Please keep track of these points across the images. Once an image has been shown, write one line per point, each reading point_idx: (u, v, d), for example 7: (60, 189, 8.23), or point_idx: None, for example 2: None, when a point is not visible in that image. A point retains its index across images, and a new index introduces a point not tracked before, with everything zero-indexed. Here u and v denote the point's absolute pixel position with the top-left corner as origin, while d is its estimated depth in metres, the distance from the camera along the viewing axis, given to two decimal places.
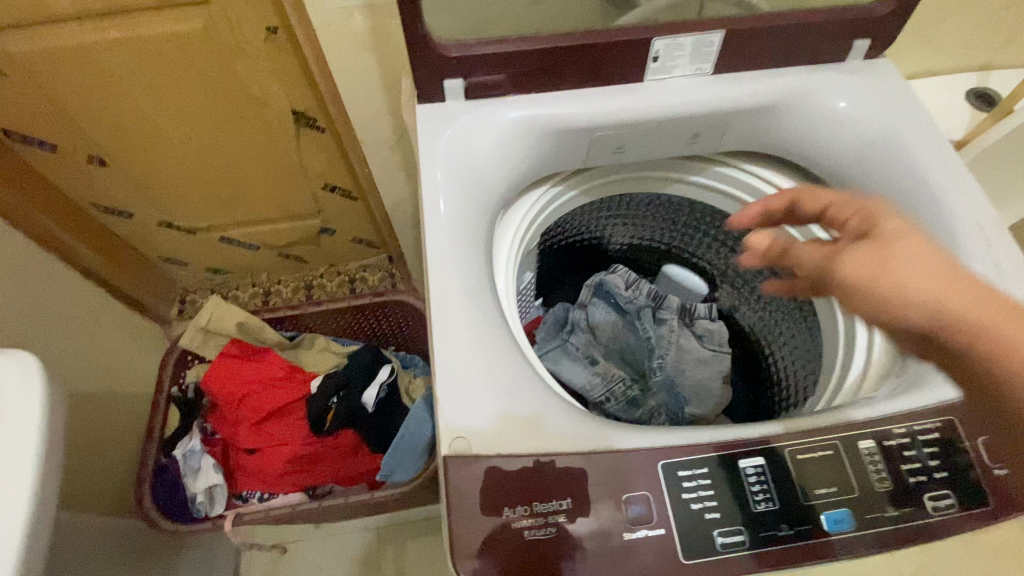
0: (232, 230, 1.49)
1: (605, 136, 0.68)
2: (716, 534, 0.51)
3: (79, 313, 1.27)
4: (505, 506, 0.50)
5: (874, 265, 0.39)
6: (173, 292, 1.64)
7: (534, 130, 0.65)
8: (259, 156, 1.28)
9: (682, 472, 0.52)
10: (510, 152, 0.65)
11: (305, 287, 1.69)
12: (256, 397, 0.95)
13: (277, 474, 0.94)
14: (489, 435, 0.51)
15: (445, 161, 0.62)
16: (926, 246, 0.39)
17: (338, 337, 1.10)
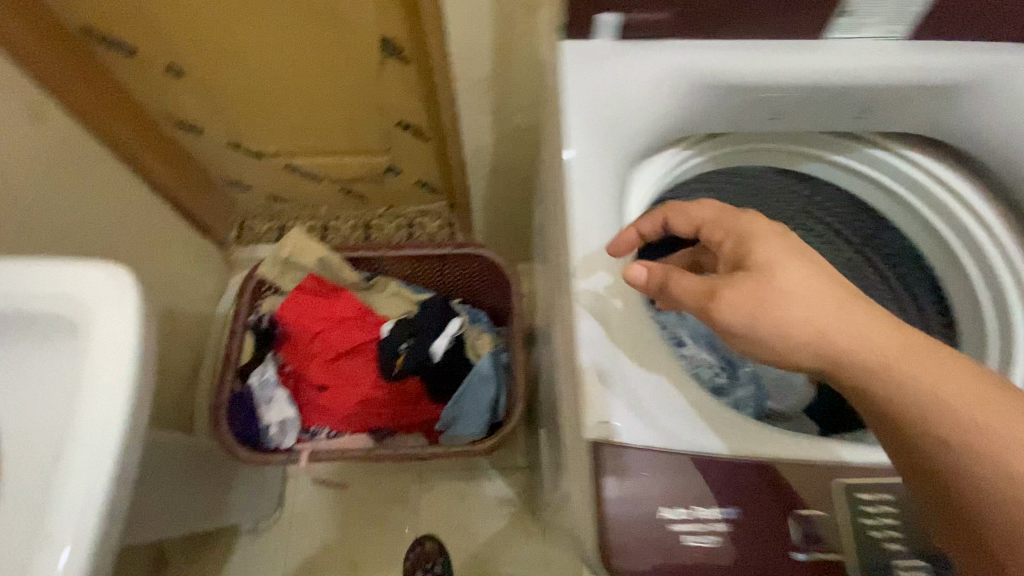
0: (298, 159, 1.45)
1: (767, 98, 0.60)
2: (896, 563, 0.50)
3: (144, 227, 1.25)
4: (668, 505, 0.50)
5: (755, 302, 0.45)
6: (232, 215, 1.62)
7: (691, 82, 0.57)
8: (338, 83, 1.21)
9: (863, 498, 0.51)
10: (661, 103, 0.57)
11: (363, 226, 1.66)
12: (330, 336, 0.93)
13: (345, 414, 0.93)
14: (637, 427, 0.52)
15: (589, 107, 0.55)
16: (789, 279, 0.46)
17: (409, 283, 1.07)
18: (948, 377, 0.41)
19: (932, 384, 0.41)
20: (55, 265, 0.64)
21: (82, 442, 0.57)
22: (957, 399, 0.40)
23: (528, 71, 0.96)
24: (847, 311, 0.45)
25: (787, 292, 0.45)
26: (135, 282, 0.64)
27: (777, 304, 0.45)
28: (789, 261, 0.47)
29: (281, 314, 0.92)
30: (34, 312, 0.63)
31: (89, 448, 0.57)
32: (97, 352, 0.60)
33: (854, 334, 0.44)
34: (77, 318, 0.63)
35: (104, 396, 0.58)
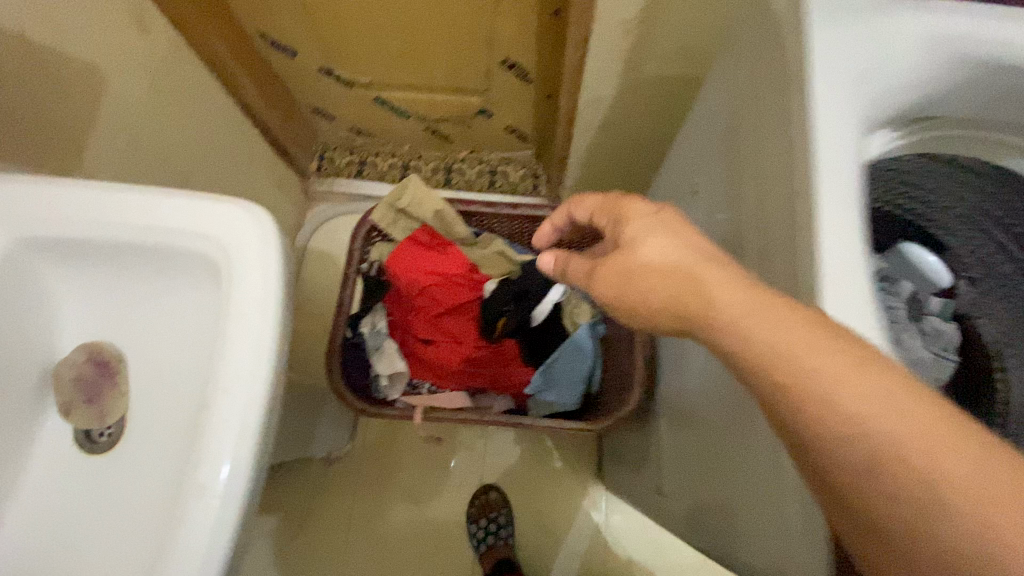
0: (390, 92, 1.37)
1: (974, 46, 0.58)
2: None
3: (236, 154, 1.20)
4: None
5: (620, 272, 0.51)
6: (313, 144, 1.56)
7: (939, 46, 0.57)
8: (452, 13, 1.10)
9: None
10: (909, 60, 0.57)
11: (444, 168, 1.58)
12: (439, 291, 0.90)
13: (450, 373, 0.90)
14: None
15: (839, 66, 0.52)
16: (654, 249, 0.49)
17: (512, 242, 0.99)
18: (852, 373, 0.37)
19: (826, 379, 0.37)
20: (191, 199, 0.60)
21: (229, 388, 0.55)
22: (833, 376, 0.37)
23: (680, 18, 0.84)
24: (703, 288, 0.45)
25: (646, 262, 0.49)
26: (276, 231, 0.61)
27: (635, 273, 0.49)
28: (658, 235, 0.50)
29: (391, 263, 0.88)
30: (170, 248, 0.60)
31: (235, 395, 0.54)
32: (241, 302, 0.57)
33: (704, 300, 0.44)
34: (216, 259, 0.60)
35: (251, 342, 0.56)
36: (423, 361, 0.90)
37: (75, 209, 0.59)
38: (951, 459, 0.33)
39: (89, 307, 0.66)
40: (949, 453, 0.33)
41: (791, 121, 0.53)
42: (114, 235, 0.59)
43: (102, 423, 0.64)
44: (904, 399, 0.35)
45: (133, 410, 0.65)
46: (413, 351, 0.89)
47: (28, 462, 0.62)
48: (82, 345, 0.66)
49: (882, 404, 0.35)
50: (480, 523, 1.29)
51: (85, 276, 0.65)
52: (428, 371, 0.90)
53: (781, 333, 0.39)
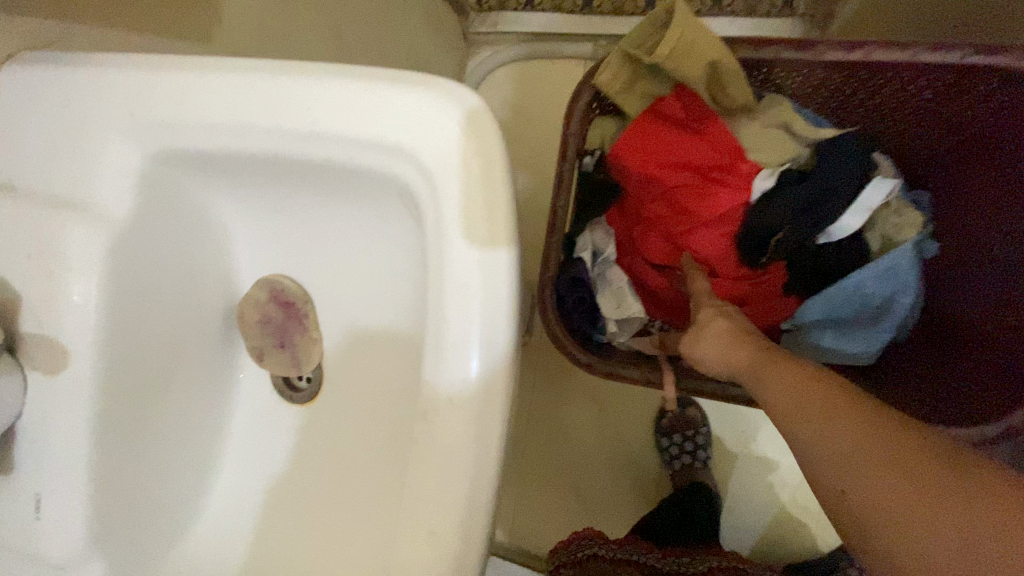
0: None
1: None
2: None
3: None
4: None
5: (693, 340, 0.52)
6: None
7: None
8: None
9: None
10: None
11: None
12: (690, 193, 0.59)
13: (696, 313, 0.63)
14: None
15: None
16: (716, 329, 0.50)
17: (800, 109, 0.64)
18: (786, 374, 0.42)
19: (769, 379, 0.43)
20: (377, 88, 0.38)
21: (461, 378, 0.36)
22: (783, 379, 0.42)
23: None
24: (750, 348, 0.47)
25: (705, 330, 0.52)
26: (497, 139, 0.37)
27: (696, 343, 0.51)
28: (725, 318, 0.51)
29: (621, 153, 0.60)
30: (349, 164, 0.40)
31: (470, 391, 0.36)
32: (453, 257, 0.37)
33: (737, 353, 0.48)
34: (416, 183, 0.38)
35: (485, 317, 0.36)
36: (659, 294, 0.64)
37: (216, 107, 0.40)
38: (840, 421, 0.36)
39: (266, 237, 0.52)
40: (839, 417, 0.36)
41: None
42: (273, 150, 0.40)
43: (299, 370, 0.52)
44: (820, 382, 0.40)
45: (328, 361, 0.52)
46: (646, 280, 0.64)
47: (231, 416, 0.53)
48: (261, 280, 0.53)
49: (800, 390, 0.40)
50: (674, 439, 1.09)
51: (251, 195, 0.49)
52: (666, 309, 0.64)
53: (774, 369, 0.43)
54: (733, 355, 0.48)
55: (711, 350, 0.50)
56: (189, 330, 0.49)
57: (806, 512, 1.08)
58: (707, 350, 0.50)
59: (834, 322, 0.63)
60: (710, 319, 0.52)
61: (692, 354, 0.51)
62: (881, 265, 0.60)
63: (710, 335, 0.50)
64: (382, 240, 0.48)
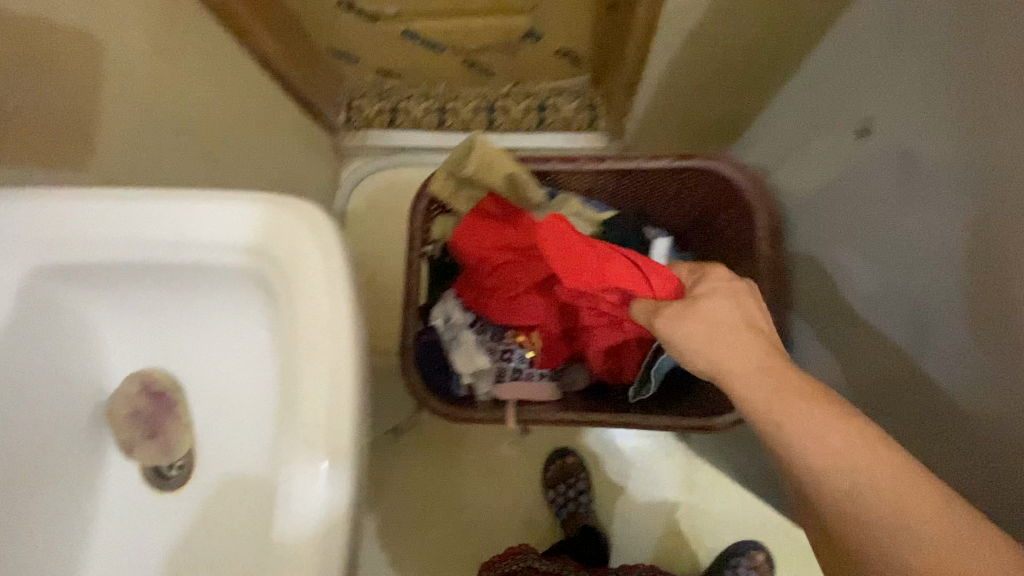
0: (420, 23, 1.16)
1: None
2: None
3: (260, 115, 1.04)
4: None
5: (683, 327, 0.55)
6: (339, 94, 1.39)
7: None
8: None
9: None
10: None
11: (486, 108, 1.38)
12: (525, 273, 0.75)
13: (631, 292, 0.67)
14: None
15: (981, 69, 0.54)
16: (712, 330, 0.54)
17: (590, 199, 0.85)
18: (813, 410, 0.45)
19: (784, 405, 0.46)
20: (229, 204, 0.49)
21: (315, 422, 0.45)
22: (819, 430, 0.44)
23: None
24: (754, 359, 0.50)
25: (706, 319, 0.55)
26: (334, 232, 0.49)
27: (692, 333, 0.54)
28: (724, 314, 0.55)
29: (459, 247, 0.76)
30: (216, 265, 0.50)
31: (314, 517, 0.44)
32: (305, 331, 0.47)
33: (738, 360, 0.51)
34: (272, 275, 0.49)
35: (328, 386, 0.46)
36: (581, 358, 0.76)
37: (96, 227, 0.48)
38: (907, 508, 0.40)
39: (139, 336, 0.57)
40: (901, 495, 0.40)
41: None
42: (147, 257, 0.49)
43: (171, 457, 0.56)
44: (865, 442, 0.43)
45: (202, 440, 0.57)
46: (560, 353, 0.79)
47: (102, 511, 0.54)
48: (134, 373, 0.57)
49: (845, 446, 0.43)
50: (559, 489, 1.23)
51: (125, 298, 0.55)
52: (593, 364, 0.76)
53: (813, 411, 0.45)
54: (730, 351, 0.52)
55: (708, 346, 0.53)
56: (59, 427, 0.52)
57: (677, 534, 1.23)
58: (704, 347, 0.53)
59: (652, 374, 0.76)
60: (709, 306, 0.55)
61: (684, 344, 0.55)
62: None
63: (712, 334, 0.53)
64: (247, 329, 0.56)
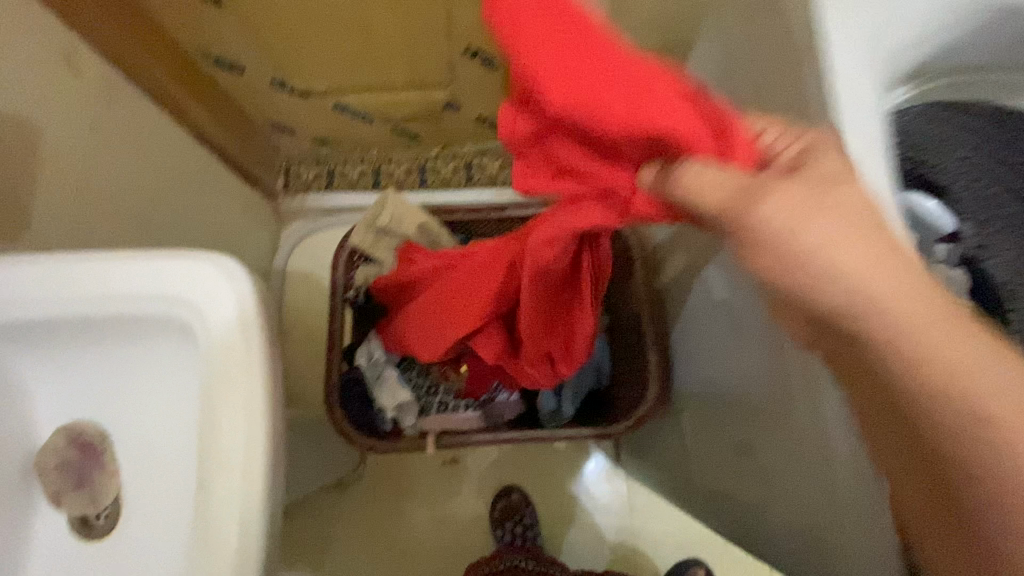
0: (348, 98, 1.28)
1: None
2: None
3: (197, 183, 1.13)
4: None
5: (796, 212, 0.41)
6: (276, 162, 1.49)
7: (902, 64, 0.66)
8: (405, 12, 1.03)
9: None
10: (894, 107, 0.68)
11: (418, 169, 1.51)
12: (447, 306, 0.74)
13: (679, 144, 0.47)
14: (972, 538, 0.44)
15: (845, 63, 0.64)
16: (843, 227, 0.41)
17: None
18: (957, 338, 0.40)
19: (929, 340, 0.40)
20: (157, 263, 0.56)
21: (234, 445, 0.53)
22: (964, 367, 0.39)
23: None
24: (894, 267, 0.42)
25: (830, 207, 0.42)
26: (249, 280, 0.56)
27: (817, 216, 0.41)
28: (853, 211, 0.42)
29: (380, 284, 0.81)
30: (140, 317, 0.56)
31: (231, 529, 0.51)
32: (224, 368, 0.54)
33: (880, 275, 0.41)
34: (193, 322, 0.56)
35: (251, 423, 0.53)
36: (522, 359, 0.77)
37: (28, 289, 0.54)
38: None
39: (64, 390, 0.61)
40: None
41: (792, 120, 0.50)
42: (75, 313, 0.55)
43: (97, 507, 0.59)
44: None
45: (128, 487, 0.60)
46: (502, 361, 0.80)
47: (27, 558, 0.58)
48: (61, 429, 0.60)
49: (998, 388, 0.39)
50: (506, 527, 1.26)
51: (52, 355, 0.60)
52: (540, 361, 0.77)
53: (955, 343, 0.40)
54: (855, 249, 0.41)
55: (839, 246, 0.41)
56: None
57: (621, 559, 1.28)
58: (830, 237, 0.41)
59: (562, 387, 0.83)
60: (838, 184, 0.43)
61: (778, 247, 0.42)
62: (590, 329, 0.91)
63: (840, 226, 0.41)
64: (169, 377, 0.61)
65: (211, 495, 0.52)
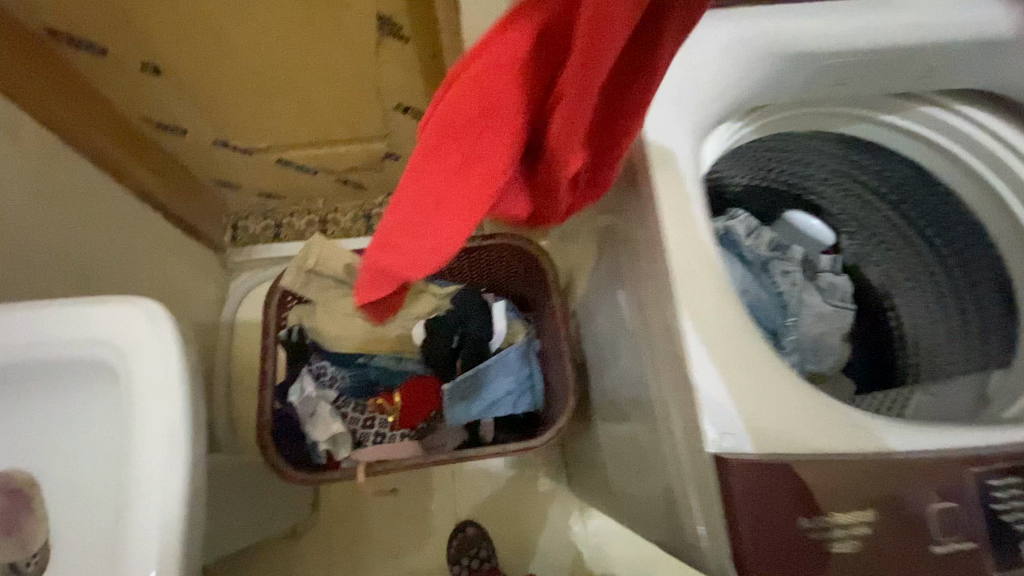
0: (289, 153, 1.36)
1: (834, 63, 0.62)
2: None
3: (138, 240, 1.19)
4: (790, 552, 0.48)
5: None
6: (223, 217, 1.55)
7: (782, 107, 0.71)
8: (334, 74, 1.13)
9: (995, 483, 0.50)
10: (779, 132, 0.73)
11: (364, 216, 1.58)
12: (417, 196, 0.51)
13: None
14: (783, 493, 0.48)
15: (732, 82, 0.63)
16: None
17: (434, 278, 1.02)
18: None
19: None
20: (84, 306, 0.60)
21: (155, 473, 0.57)
22: None
23: None
24: None
25: None
26: (169, 317, 0.61)
27: None
28: None
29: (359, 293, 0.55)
30: (64, 359, 0.60)
31: (150, 552, 0.55)
32: (143, 401, 0.58)
33: None
34: (114, 361, 0.60)
35: (171, 454, 0.57)
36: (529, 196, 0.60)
37: None
38: None
39: None
40: None
41: (639, 154, 0.59)
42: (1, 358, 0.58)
43: (27, 552, 0.60)
44: None
45: (55, 531, 0.61)
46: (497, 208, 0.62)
47: None
48: None
49: None
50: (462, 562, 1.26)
51: None
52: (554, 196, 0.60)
53: None
54: None
55: None
56: None
57: None
58: None
59: (466, 386, 0.91)
60: None
61: None
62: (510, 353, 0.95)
63: None
64: (93, 418, 0.63)
65: (135, 529, 0.56)
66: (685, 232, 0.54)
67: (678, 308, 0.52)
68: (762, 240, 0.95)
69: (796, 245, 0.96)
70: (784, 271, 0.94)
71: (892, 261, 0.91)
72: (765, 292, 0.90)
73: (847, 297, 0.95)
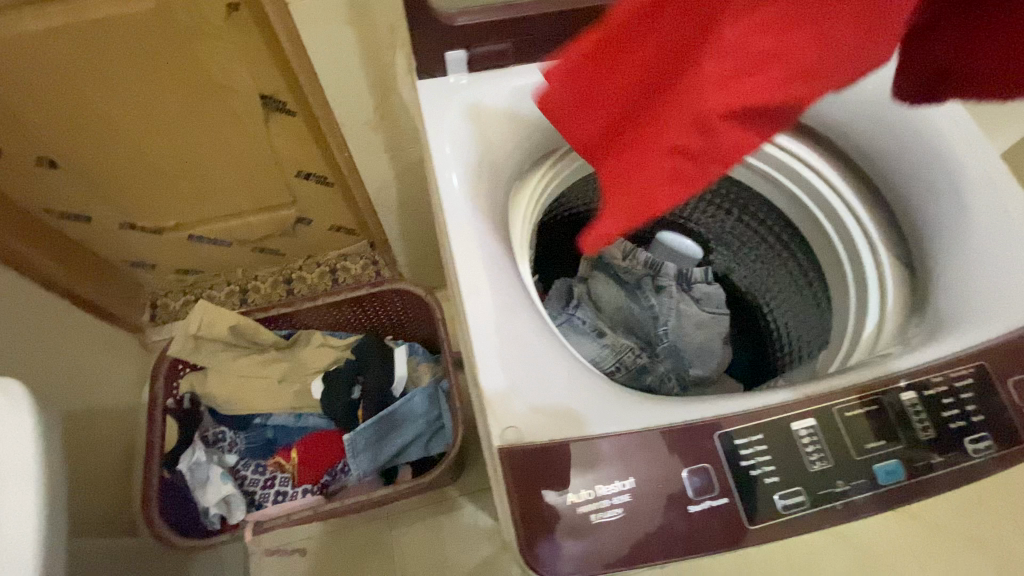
0: (201, 227, 1.41)
1: None
2: (776, 496, 0.54)
3: (46, 325, 1.18)
4: (570, 535, 0.51)
5: None
6: (142, 297, 1.56)
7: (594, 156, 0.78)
8: (230, 149, 1.20)
9: (739, 442, 0.54)
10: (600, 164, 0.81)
11: (284, 281, 1.61)
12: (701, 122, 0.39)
13: None
14: (544, 480, 0.51)
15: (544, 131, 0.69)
16: None
17: (334, 330, 1.05)
18: None
19: None
20: None
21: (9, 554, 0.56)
22: None
23: (410, 129, 1.03)
24: None
25: None
26: (27, 392, 0.62)
27: None
28: None
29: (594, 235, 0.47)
30: None
31: None
32: None
33: None
34: None
35: (24, 529, 0.57)
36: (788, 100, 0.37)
37: None
38: None
39: None
40: None
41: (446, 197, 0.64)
42: None
43: None
44: None
45: None
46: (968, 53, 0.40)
47: None
48: None
49: None
50: None
51: None
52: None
53: None
54: None
55: None
56: None
57: None
58: None
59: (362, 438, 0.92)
60: None
61: None
62: (412, 398, 0.96)
63: None
64: None
65: None
66: (472, 272, 0.58)
67: (473, 347, 0.55)
68: (638, 261, 1.01)
69: (669, 262, 1.01)
70: (658, 287, 0.99)
71: (754, 263, 0.98)
72: (635, 308, 0.98)
73: (722, 303, 1.02)
